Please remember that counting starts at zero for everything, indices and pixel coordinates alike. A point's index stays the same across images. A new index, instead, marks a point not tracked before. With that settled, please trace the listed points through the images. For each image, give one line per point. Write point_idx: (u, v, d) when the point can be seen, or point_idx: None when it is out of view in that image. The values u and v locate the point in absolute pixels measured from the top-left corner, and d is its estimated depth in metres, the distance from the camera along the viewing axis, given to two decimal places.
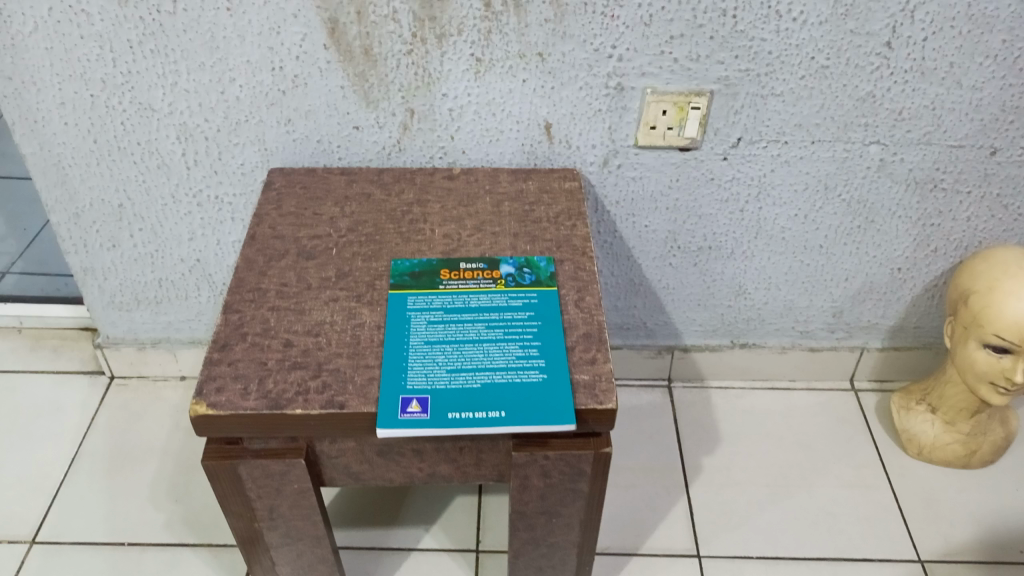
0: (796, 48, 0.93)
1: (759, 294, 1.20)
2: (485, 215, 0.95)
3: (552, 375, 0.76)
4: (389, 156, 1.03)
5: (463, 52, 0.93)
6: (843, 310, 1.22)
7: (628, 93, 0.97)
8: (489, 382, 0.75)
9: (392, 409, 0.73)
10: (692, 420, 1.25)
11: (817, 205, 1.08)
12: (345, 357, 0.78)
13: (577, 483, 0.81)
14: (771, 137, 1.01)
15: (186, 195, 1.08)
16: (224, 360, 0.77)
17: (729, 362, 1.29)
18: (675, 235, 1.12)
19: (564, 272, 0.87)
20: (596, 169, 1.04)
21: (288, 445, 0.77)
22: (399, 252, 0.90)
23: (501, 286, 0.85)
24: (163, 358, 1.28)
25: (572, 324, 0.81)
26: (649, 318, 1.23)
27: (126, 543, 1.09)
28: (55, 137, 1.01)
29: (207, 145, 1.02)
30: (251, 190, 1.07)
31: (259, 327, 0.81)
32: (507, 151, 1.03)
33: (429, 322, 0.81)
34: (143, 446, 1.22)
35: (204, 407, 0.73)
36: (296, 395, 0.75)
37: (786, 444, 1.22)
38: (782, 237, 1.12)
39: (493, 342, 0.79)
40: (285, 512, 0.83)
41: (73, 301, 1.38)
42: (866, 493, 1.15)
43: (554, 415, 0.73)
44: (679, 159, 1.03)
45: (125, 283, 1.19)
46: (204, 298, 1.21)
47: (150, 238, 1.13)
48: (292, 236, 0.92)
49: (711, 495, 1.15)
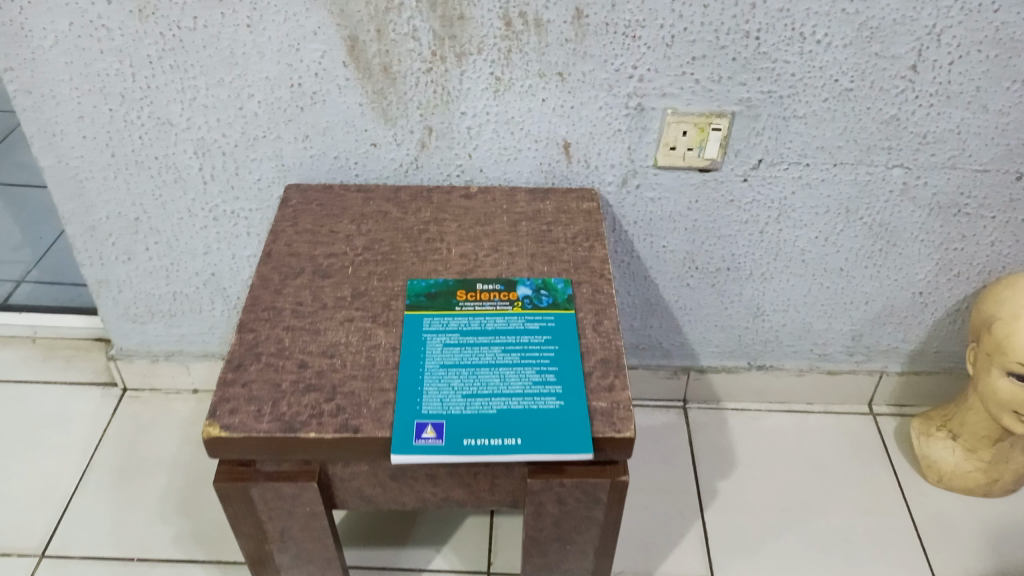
0: (819, 70, 0.92)
1: (777, 316, 1.19)
2: (502, 235, 0.94)
3: (569, 402, 0.75)
4: (406, 173, 1.03)
5: (482, 70, 0.93)
6: (863, 334, 1.20)
7: (648, 113, 0.96)
8: (505, 408, 0.74)
9: (407, 434, 0.72)
10: (707, 442, 1.24)
11: (838, 228, 1.07)
12: (360, 379, 0.77)
13: (592, 511, 0.79)
14: (792, 159, 1.00)
15: (202, 209, 1.07)
16: (238, 381, 0.77)
17: (745, 384, 1.27)
18: (693, 256, 1.11)
19: (582, 295, 0.86)
20: (615, 189, 1.03)
21: (301, 467, 0.76)
22: (416, 272, 0.89)
23: (518, 308, 0.85)
24: (176, 371, 1.28)
25: (590, 349, 0.80)
26: (665, 338, 1.22)
27: (135, 558, 1.08)
28: (73, 150, 1.01)
29: (224, 160, 1.02)
30: (267, 206, 1.07)
31: (274, 347, 0.80)
32: (525, 169, 1.02)
33: (445, 345, 0.80)
34: (153, 458, 1.21)
35: (217, 429, 0.73)
36: (310, 417, 0.74)
37: (802, 467, 1.20)
38: (802, 259, 1.11)
39: (509, 367, 0.78)
40: (296, 535, 0.82)
41: (87, 311, 1.38)
42: (884, 519, 1.13)
43: (571, 444, 0.72)
44: (698, 180, 1.02)
45: (140, 295, 1.18)
46: (218, 312, 1.21)
47: (165, 251, 1.12)
48: (308, 254, 0.91)
49: (726, 519, 1.13)
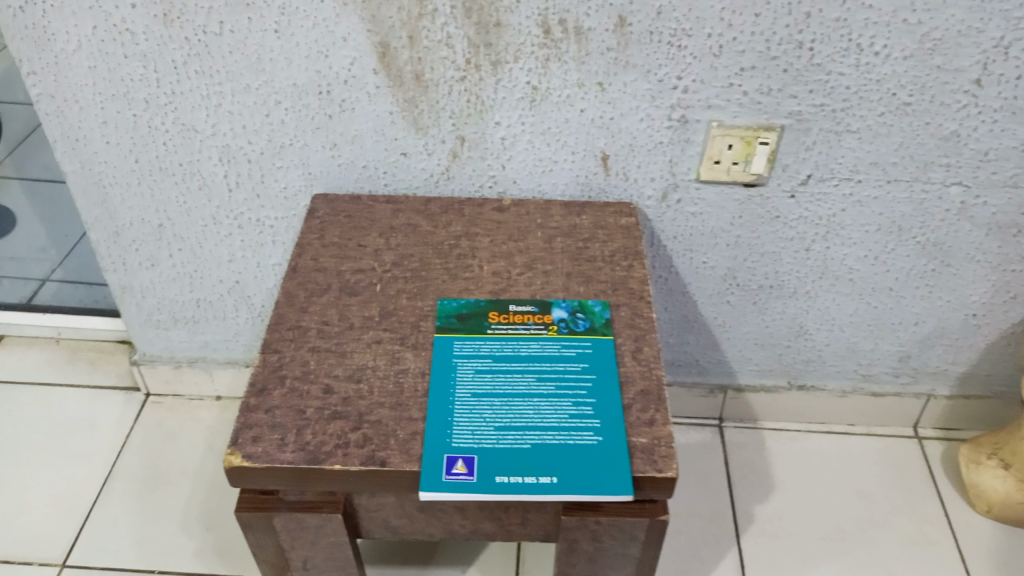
0: (876, 83, 0.86)
1: (821, 335, 1.14)
2: (537, 251, 0.90)
3: (607, 437, 0.71)
4: (436, 184, 0.99)
5: (518, 80, 0.88)
6: (910, 355, 1.15)
7: (692, 126, 0.91)
8: (540, 443, 0.71)
9: (437, 470, 0.69)
10: (743, 464, 1.20)
11: (889, 247, 1.02)
12: (388, 407, 0.74)
13: (628, 548, 0.76)
14: (843, 175, 0.95)
15: (227, 217, 1.04)
16: (261, 407, 0.74)
17: (784, 403, 1.23)
18: (734, 272, 1.06)
19: (621, 319, 0.82)
20: (654, 203, 0.99)
21: (326, 497, 0.73)
22: (446, 291, 0.85)
23: (553, 332, 0.81)
24: (200, 378, 1.26)
25: (629, 379, 0.76)
26: (702, 355, 1.17)
27: (156, 570, 1.06)
28: (97, 155, 0.98)
29: (250, 167, 0.99)
30: (293, 214, 1.04)
31: (299, 370, 0.77)
32: (560, 181, 0.98)
33: (476, 371, 0.77)
34: (177, 467, 1.19)
35: (239, 458, 0.70)
36: (335, 448, 0.70)
37: (842, 493, 1.16)
38: (849, 277, 1.06)
39: (544, 397, 0.74)
40: (319, 564, 0.79)
41: (111, 312, 1.38)
42: (929, 550, 1.08)
43: (610, 484, 0.68)
44: (742, 195, 0.97)
45: (163, 301, 1.16)
46: (242, 320, 1.18)
47: (190, 258, 1.10)
48: (335, 269, 0.88)
49: (763, 546, 1.09)
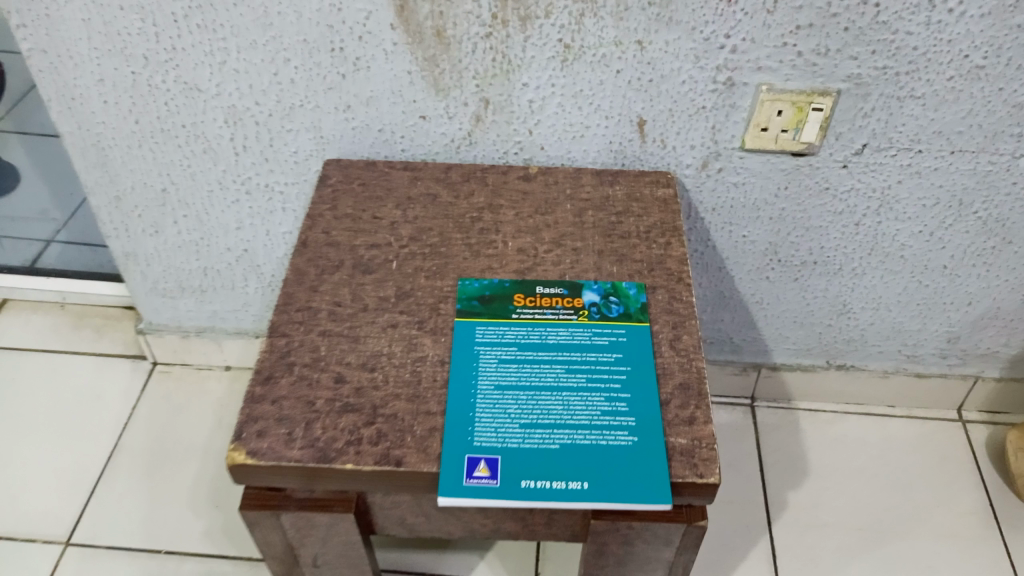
0: (947, 44, 0.78)
1: (865, 314, 1.07)
2: (566, 226, 0.83)
3: (643, 438, 0.65)
4: (458, 150, 0.92)
5: (550, 37, 0.80)
6: (960, 336, 1.08)
7: (739, 89, 0.83)
8: (569, 443, 0.65)
9: (457, 472, 0.63)
10: (776, 447, 1.14)
11: (946, 222, 0.94)
12: (404, 400, 0.68)
13: (661, 552, 0.70)
14: (902, 145, 0.87)
15: (234, 182, 0.98)
16: (267, 398, 0.68)
17: (821, 383, 1.16)
18: (776, 247, 0.99)
19: (658, 303, 0.75)
20: (693, 172, 0.91)
21: (336, 495, 0.68)
22: (468, 270, 0.79)
23: (584, 318, 0.74)
24: (208, 347, 1.21)
25: (667, 372, 0.70)
26: (737, 332, 1.11)
27: (163, 551, 1.03)
28: (94, 116, 0.92)
29: (257, 130, 0.92)
30: (304, 180, 0.97)
31: (308, 357, 0.71)
32: (592, 148, 0.90)
33: (500, 361, 0.71)
34: (186, 443, 1.15)
35: (243, 455, 0.64)
36: (347, 445, 0.65)
37: (881, 482, 1.10)
38: (900, 254, 0.98)
39: (574, 391, 0.68)
40: (331, 560, 0.74)
41: (117, 277, 1.32)
42: (971, 547, 1.03)
43: (645, 491, 0.62)
44: (790, 165, 0.89)
45: (169, 269, 1.10)
46: (252, 289, 1.12)
47: (195, 225, 1.04)
48: (348, 243, 0.81)
49: (795, 537, 1.05)
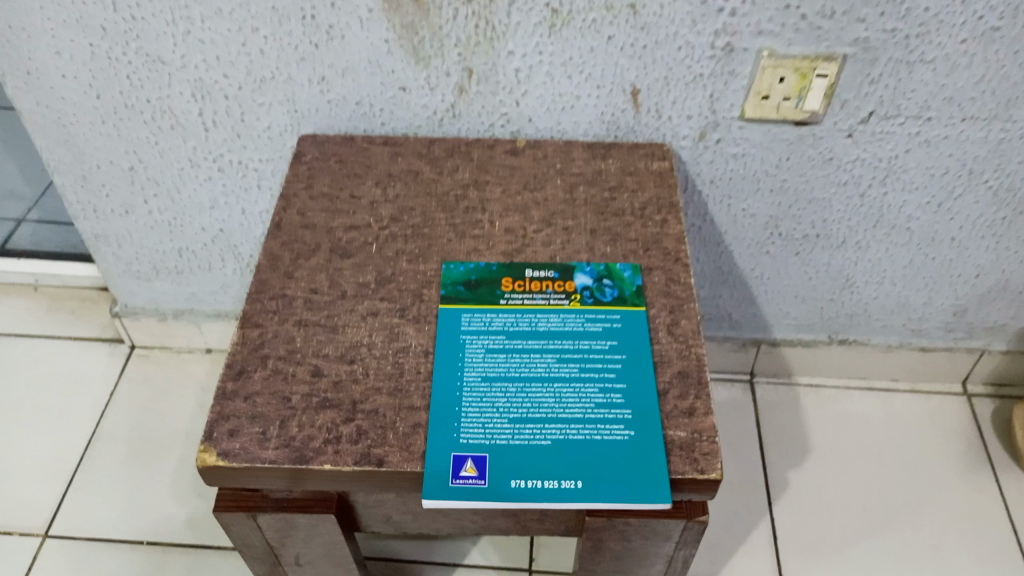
0: (961, 4, 0.72)
1: (869, 288, 1.03)
2: (556, 204, 0.79)
3: (640, 432, 0.61)
4: (441, 123, 0.87)
5: (536, 1, 0.75)
6: (966, 309, 1.04)
7: (738, 55, 0.78)
8: (561, 438, 0.61)
9: (442, 472, 0.59)
10: (775, 427, 1.12)
11: (955, 192, 0.90)
12: (386, 394, 0.64)
13: (660, 547, 0.67)
14: (910, 113, 0.82)
15: (206, 159, 0.93)
16: (240, 394, 0.64)
17: (822, 358, 1.13)
18: (777, 221, 0.94)
19: (654, 285, 0.71)
20: (690, 143, 0.87)
21: (317, 495, 0.64)
22: (452, 253, 0.74)
23: (576, 304, 0.70)
24: (188, 330, 1.17)
25: (665, 360, 0.66)
26: (735, 308, 1.08)
27: (146, 542, 1.00)
28: (54, 91, 0.86)
29: (228, 104, 0.86)
30: (280, 156, 0.92)
31: (283, 349, 0.67)
32: (584, 120, 0.85)
33: (487, 350, 0.66)
34: (168, 429, 1.11)
35: (214, 457, 0.60)
36: (325, 444, 0.61)
37: (886, 461, 1.09)
38: (906, 227, 0.94)
39: (566, 382, 0.64)
40: (314, 559, 0.71)
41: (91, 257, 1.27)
42: (979, 526, 1.02)
43: (644, 490, 0.58)
44: (792, 135, 0.85)
45: (142, 251, 1.05)
46: (230, 270, 1.08)
47: (167, 204, 0.99)
48: (324, 225, 0.76)
49: (800, 519, 1.03)
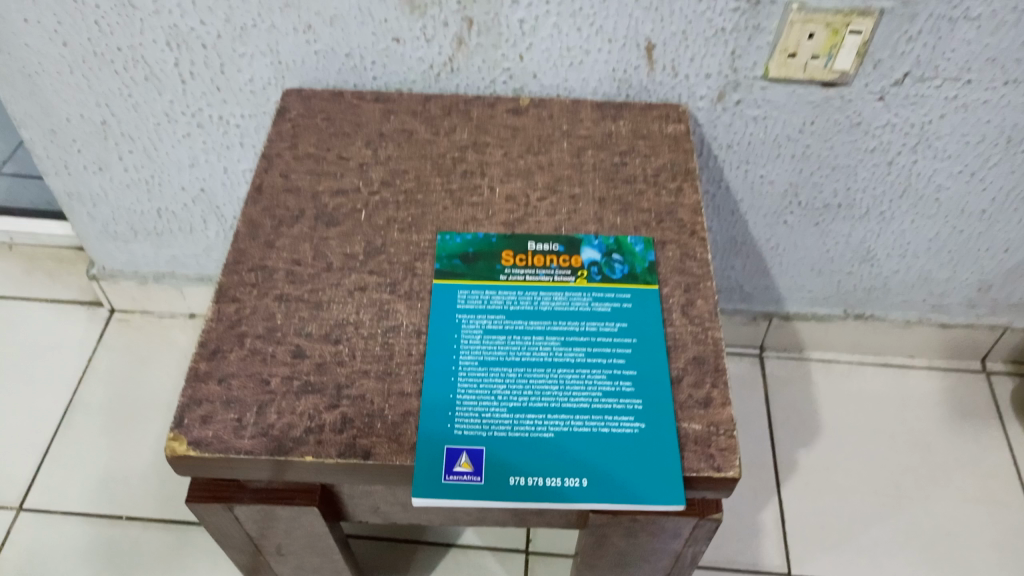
0: None
1: (890, 262, 0.98)
2: (562, 169, 0.72)
3: (651, 425, 0.56)
4: (438, 78, 0.80)
5: None
6: (991, 285, 0.99)
7: (764, 9, 0.71)
8: (565, 431, 0.55)
9: (435, 467, 0.54)
10: (786, 404, 1.08)
11: (991, 162, 0.83)
12: (373, 377, 0.58)
13: (669, 544, 0.62)
14: (948, 75, 0.75)
15: (184, 114, 0.86)
16: (214, 376, 0.58)
17: (836, 332, 1.09)
18: (797, 189, 0.88)
19: (669, 261, 0.65)
20: (707, 104, 0.80)
21: (299, 486, 0.59)
22: (448, 222, 0.68)
23: (582, 281, 0.64)
24: (169, 294, 1.12)
25: (679, 344, 0.60)
26: (748, 280, 1.02)
27: (123, 517, 0.97)
28: (15, 37, 0.79)
29: (206, 54, 0.79)
30: (264, 112, 0.85)
31: (262, 328, 0.61)
32: (593, 77, 0.79)
33: (485, 332, 0.61)
34: (149, 399, 1.07)
35: (185, 446, 0.55)
36: (306, 433, 0.55)
37: (899, 442, 1.05)
38: (935, 197, 0.88)
39: (571, 368, 0.59)
40: (296, 549, 0.66)
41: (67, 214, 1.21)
42: (994, 511, 0.98)
43: (654, 490, 0.53)
44: (819, 97, 0.78)
45: (119, 210, 0.99)
46: (212, 232, 1.01)
47: (144, 162, 0.92)
48: (309, 189, 0.70)
49: (808, 502, 1.00)
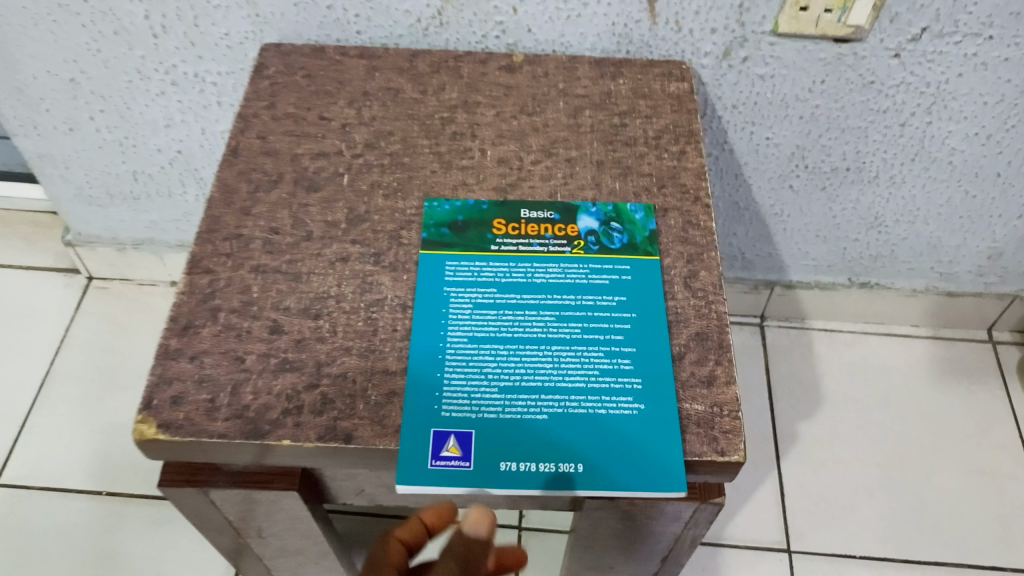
0: None
1: (898, 228, 0.94)
2: (558, 130, 0.68)
3: (652, 405, 0.52)
4: (426, 32, 0.75)
5: None
6: (1003, 252, 0.96)
7: None
8: (560, 412, 0.52)
9: (421, 452, 0.50)
10: (787, 373, 1.06)
11: (1008, 123, 0.79)
12: (356, 355, 0.54)
13: (668, 527, 0.59)
14: (969, 30, 0.71)
15: (156, 71, 0.81)
16: (185, 354, 0.54)
17: (840, 301, 1.06)
18: (804, 151, 0.84)
19: (671, 230, 0.61)
20: (712, 61, 0.75)
21: (278, 469, 0.55)
22: (436, 188, 0.64)
23: (579, 252, 0.60)
24: (149, 261, 1.08)
25: (681, 319, 0.57)
26: (750, 248, 0.99)
27: (104, 492, 0.95)
28: None
29: (177, 6, 0.74)
30: (242, 69, 0.80)
31: (237, 301, 0.57)
32: (591, 31, 0.74)
33: (476, 306, 0.57)
34: (128, 369, 1.05)
35: (154, 429, 0.51)
36: (284, 415, 0.52)
37: (902, 414, 1.03)
38: (948, 160, 0.84)
39: (567, 345, 0.55)
40: (278, 532, 0.63)
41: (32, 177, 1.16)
42: (999, 485, 0.97)
43: (654, 475, 0.50)
44: (830, 54, 0.74)
45: (93, 174, 0.95)
46: (191, 197, 0.97)
47: (117, 122, 0.87)
48: (288, 152, 0.66)
49: (808, 473, 0.98)
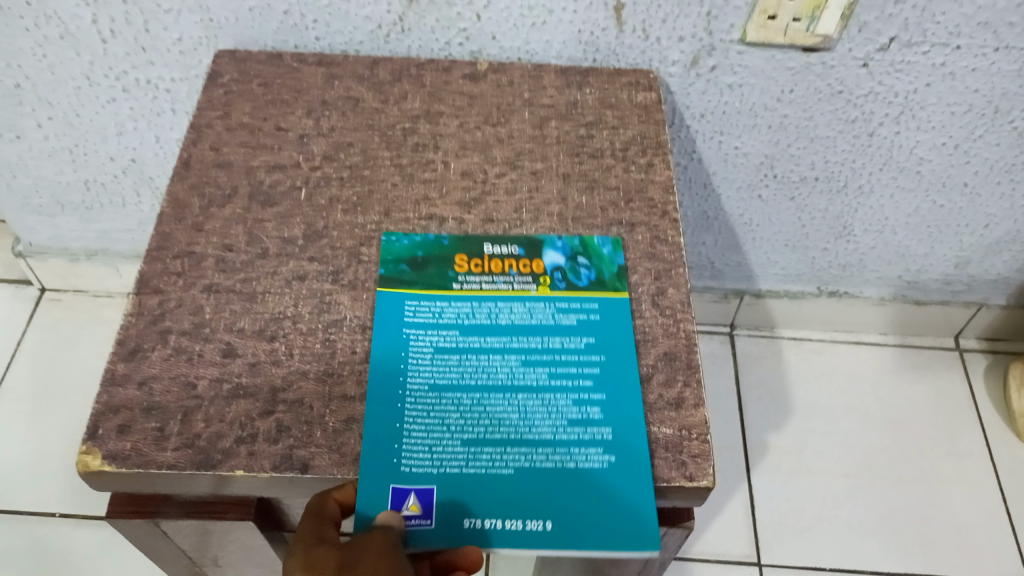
0: None
1: (867, 237, 0.94)
2: (524, 142, 0.66)
3: (623, 459, 0.50)
4: (386, 38, 0.73)
5: None
6: (970, 260, 0.96)
7: None
8: (525, 467, 0.49)
9: (378, 504, 0.47)
10: (756, 383, 1.05)
11: (975, 133, 0.79)
12: (313, 379, 0.52)
13: None
14: (937, 40, 0.70)
15: (106, 76, 0.78)
16: (132, 379, 0.51)
17: (809, 309, 1.06)
18: (773, 161, 0.83)
19: (639, 246, 0.60)
20: (680, 70, 0.74)
21: (231, 498, 0.53)
22: (398, 203, 0.62)
23: (545, 290, 0.58)
24: (102, 272, 1.05)
25: (649, 339, 0.55)
26: (719, 256, 0.98)
27: (56, 514, 0.93)
28: None
29: (126, 9, 0.71)
30: (195, 75, 0.77)
31: (188, 323, 0.54)
32: (556, 39, 0.72)
33: (437, 351, 0.54)
34: (77, 381, 1.02)
35: (98, 460, 0.48)
36: (236, 444, 0.49)
37: (873, 421, 1.03)
38: (916, 170, 0.84)
39: (533, 393, 0.52)
40: (234, 561, 0.61)
41: None
42: (969, 493, 0.97)
43: (627, 537, 0.47)
44: (799, 63, 0.73)
45: (42, 182, 0.91)
46: (147, 206, 0.95)
47: (64, 129, 0.84)
48: (243, 164, 0.63)
49: (777, 485, 0.98)
